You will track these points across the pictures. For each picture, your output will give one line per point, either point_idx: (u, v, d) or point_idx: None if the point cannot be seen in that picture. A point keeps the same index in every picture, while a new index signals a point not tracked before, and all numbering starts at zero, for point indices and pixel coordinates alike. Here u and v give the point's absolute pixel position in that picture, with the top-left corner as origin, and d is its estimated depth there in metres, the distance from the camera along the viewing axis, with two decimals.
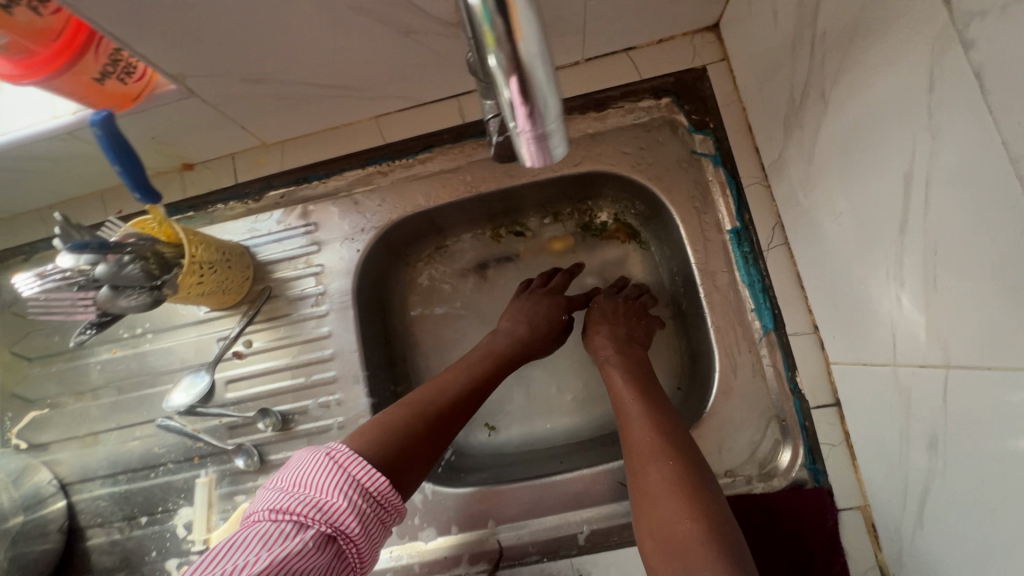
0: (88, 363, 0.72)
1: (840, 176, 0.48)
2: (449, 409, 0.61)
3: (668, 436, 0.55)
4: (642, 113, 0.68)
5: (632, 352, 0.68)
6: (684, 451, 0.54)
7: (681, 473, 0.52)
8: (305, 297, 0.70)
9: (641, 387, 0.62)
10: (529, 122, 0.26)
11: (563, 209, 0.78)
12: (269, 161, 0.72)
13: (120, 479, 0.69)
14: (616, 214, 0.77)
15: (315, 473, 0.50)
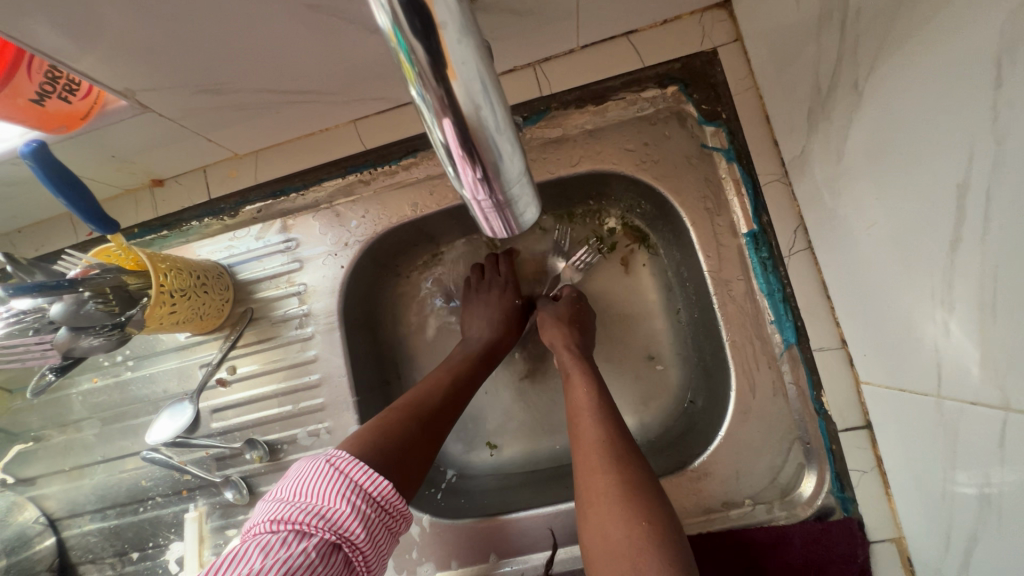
0: (69, 393, 0.69)
1: (876, 179, 0.42)
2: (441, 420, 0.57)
3: (621, 440, 0.52)
4: (645, 104, 0.61)
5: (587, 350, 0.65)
6: (637, 457, 0.51)
7: (631, 475, 0.49)
8: (289, 319, 0.65)
9: (595, 386, 0.59)
10: (471, 169, 0.25)
11: (577, 209, 0.72)
12: (242, 174, 0.66)
13: (108, 514, 0.66)
14: (623, 217, 0.71)
15: (315, 479, 0.46)
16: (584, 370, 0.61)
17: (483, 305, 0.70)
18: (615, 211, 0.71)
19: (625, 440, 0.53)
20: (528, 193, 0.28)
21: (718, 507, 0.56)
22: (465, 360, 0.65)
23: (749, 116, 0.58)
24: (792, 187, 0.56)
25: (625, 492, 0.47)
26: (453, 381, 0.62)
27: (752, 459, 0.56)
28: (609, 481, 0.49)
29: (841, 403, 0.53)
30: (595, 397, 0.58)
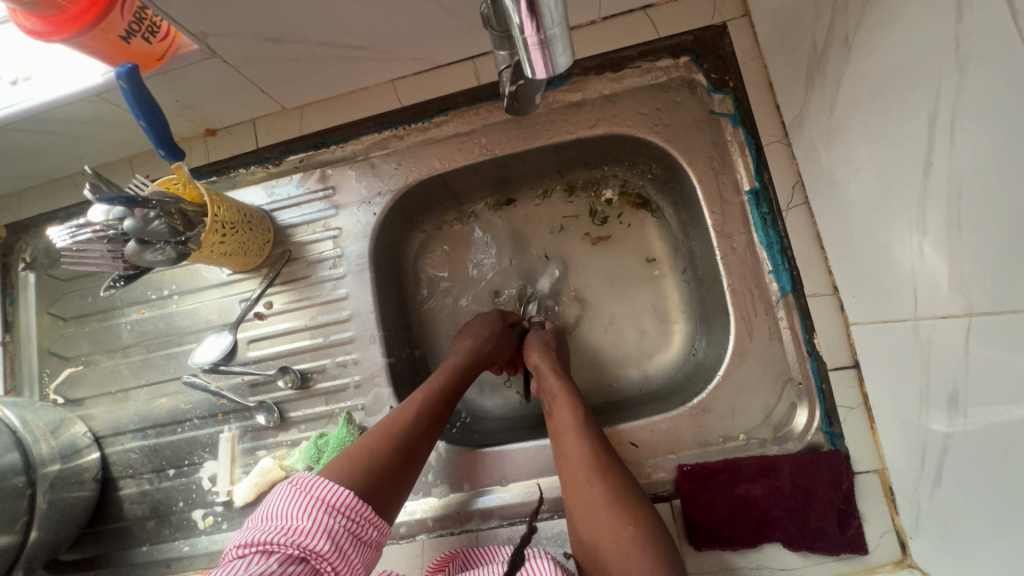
0: (119, 323, 0.75)
1: (866, 125, 0.47)
2: (418, 443, 0.59)
3: (602, 455, 0.56)
4: (659, 72, 0.67)
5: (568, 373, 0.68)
6: (618, 470, 0.55)
7: (617, 485, 0.53)
8: (323, 260, 0.71)
9: (577, 405, 0.62)
10: (533, 25, 0.33)
11: (578, 179, 0.78)
12: (288, 127, 0.72)
13: (149, 434, 0.72)
14: (622, 185, 0.77)
15: (283, 500, 0.49)
16: (567, 389, 0.64)
17: (463, 331, 0.73)
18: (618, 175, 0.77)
19: (607, 454, 0.57)
20: (567, 43, 0.35)
21: (715, 440, 0.60)
22: (447, 380, 0.65)
23: (754, 83, 0.63)
24: (792, 148, 0.60)
25: (611, 502, 0.52)
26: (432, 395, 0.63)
27: (747, 398, 0.61)
28: (599, 491, 0.53)
29: (832, 345, 0.58)
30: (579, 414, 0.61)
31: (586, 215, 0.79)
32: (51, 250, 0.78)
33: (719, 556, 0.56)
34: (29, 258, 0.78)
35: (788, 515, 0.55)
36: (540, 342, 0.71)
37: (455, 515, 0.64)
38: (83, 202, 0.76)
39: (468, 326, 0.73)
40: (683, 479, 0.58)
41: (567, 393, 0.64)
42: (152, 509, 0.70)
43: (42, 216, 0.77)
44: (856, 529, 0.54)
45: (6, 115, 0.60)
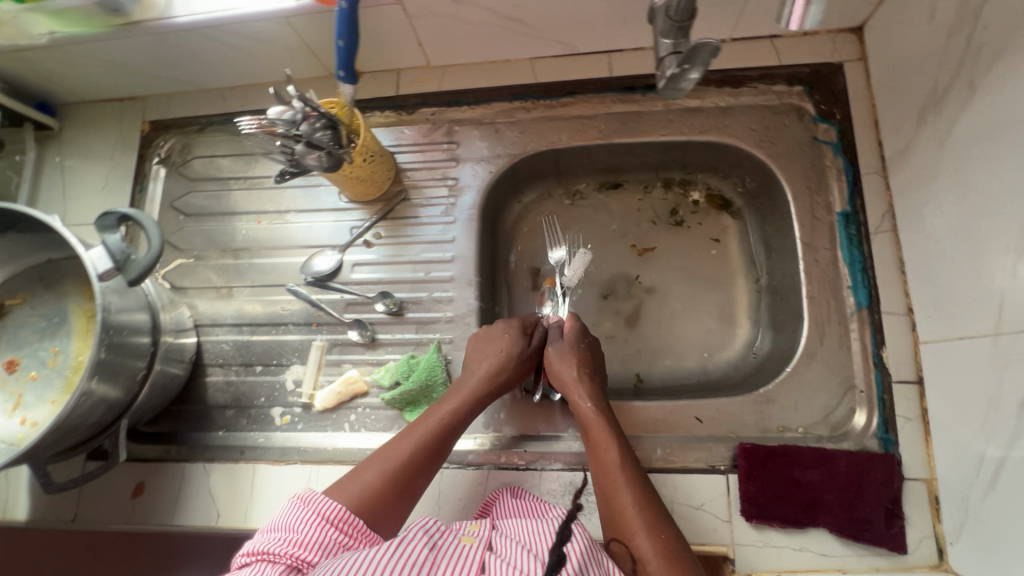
0: (236, 226, 0.81)
1: (956, 165, 0.56)
2: (421, 465, 0.59)
3: (643, 501, 0.56)
4: (774, 95, 0.74)
5: (600, 392, 0.66)
6: (659, 513, 0.56)
7: (663, 537, 0.53)
8: (435, 204, 0.78)
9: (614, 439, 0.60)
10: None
11: (674, 177, 0.85)
12: (428, 81, 0.80)
13: (244, 330, 0.77)
14: (709, 189, 0.85)
15: (284, 513, 0.53)
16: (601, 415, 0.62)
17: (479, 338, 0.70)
18: (701, 182, 0.85)
19: (646, 496, 0.56)
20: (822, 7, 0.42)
21: (774, 429, 0.65)
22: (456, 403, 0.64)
23: (859, 119, 0.70)
24: (888, 180, 0.67)
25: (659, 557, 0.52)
26: (433, 425, 0.62)
27: (809, 397, 0.66)
28: (644, 543, 0.53)
29: (899, 358, 0.63)
30: (618, 448, 0.60)
31: (663, 218, 0.86)
32: (184, 151, 0.85)
33: (767, 530, 0.60)
34: (163, 154, 0.85)
35: (838, 502, 0.59)
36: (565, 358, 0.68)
37: (520, 452, 0.69)
38: (227, 115, 0.84)
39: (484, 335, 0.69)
40: (745, 455, 0.62)
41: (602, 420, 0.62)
42: (234, 399, 0.75)
43: (185, 120, 0.85)
44: (900, 528, 0.58)
45: (203, 19, 0.68)
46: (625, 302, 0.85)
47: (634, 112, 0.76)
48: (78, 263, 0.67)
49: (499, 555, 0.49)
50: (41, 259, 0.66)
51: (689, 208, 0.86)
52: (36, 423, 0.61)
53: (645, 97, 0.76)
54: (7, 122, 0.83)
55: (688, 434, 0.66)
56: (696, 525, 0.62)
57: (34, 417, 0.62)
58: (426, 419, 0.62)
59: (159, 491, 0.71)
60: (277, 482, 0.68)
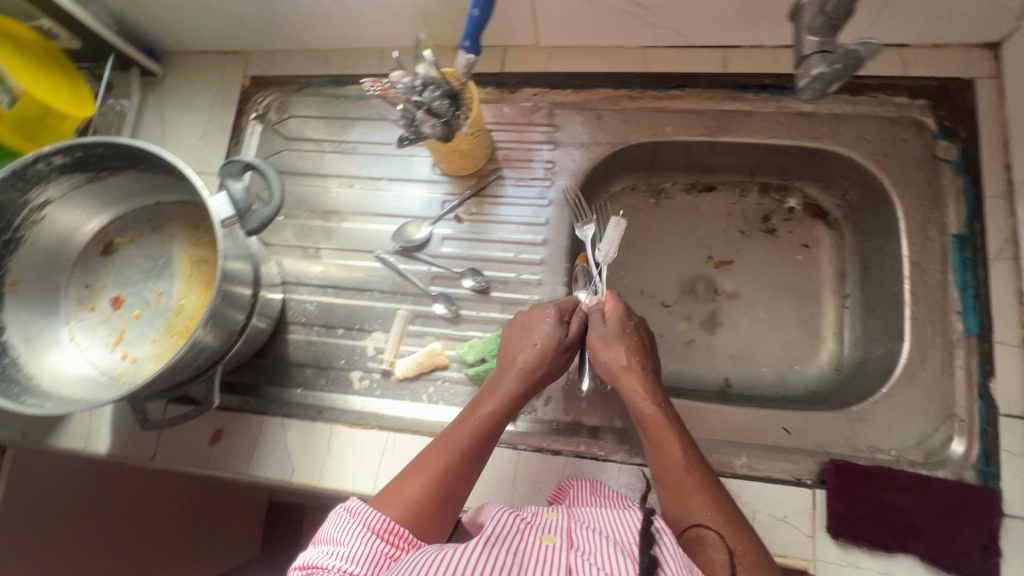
0: (328, 188, 0.82)
1: None
2: (461, 467, 0.57)
3: (713, 506, 0.52)
4: (893, 107, 0.72)
5: (656, 380, 0.61)
6: (735, 516, 0.52)
7: (739, 546, 0.50)
8: (530, 185, 0.77)
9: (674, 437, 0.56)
10: None
11: (770, 184, 0.83)
12: (535, 60, 0.79)
13: (328, 291, 0.78)
14: (809, 197, 0.82)
15: (333, 524, 0.53)
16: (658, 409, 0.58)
17: (517, 330, 0.65)
18: (799, 190, 0.82)
19: (718, 500, 0.53)
20: None
21: (865, 449, 0.64)
22: (497, 407, 0.61)
23: (987, 141, 0.68)
24: (1013, 206, 0.65)
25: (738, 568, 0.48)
26: (475, 433, 0.59)
27: (905, 421, 0.64)
28: (723, 549, 0.50)
29: (1009, 390, 0.61)
30: (682, 446, 0.56)
31: (755, 226, 0.83)
32: (282, 109, 0.85)
33: (853, 551, 0.59)
34: (261, 110, 0.85)
35: (933, 530, 0.58)
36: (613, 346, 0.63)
37: (601, 443, 0.67)
38: (328, 77, 0.85)
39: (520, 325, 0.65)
40: (835, 472, 0.61)
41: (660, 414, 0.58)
42: (314, 358, 0.76)
43: (284, 78, 0.86)
44: (996, 565, 0.56)
45: None
46: (705, 303, 0.82)
47: (744, 111, 0.75)
48: (184, 208, 0.68)
49: (579, 550, 0.47)
50: (149, 200, 0.67)
51: (784, 215, 0.83)
52: (135, 358, 0.63)
53: (758, 96, 0.74)
54: (116, 65, 0.84)
55: (775, 444, 0.65)
56: (778, 536, 0.61)
57: (135, 353, 0.63)
58: (465, 426, 0.59)
59: (236, 440, 0.72)
60: (356, 444, 0.69)
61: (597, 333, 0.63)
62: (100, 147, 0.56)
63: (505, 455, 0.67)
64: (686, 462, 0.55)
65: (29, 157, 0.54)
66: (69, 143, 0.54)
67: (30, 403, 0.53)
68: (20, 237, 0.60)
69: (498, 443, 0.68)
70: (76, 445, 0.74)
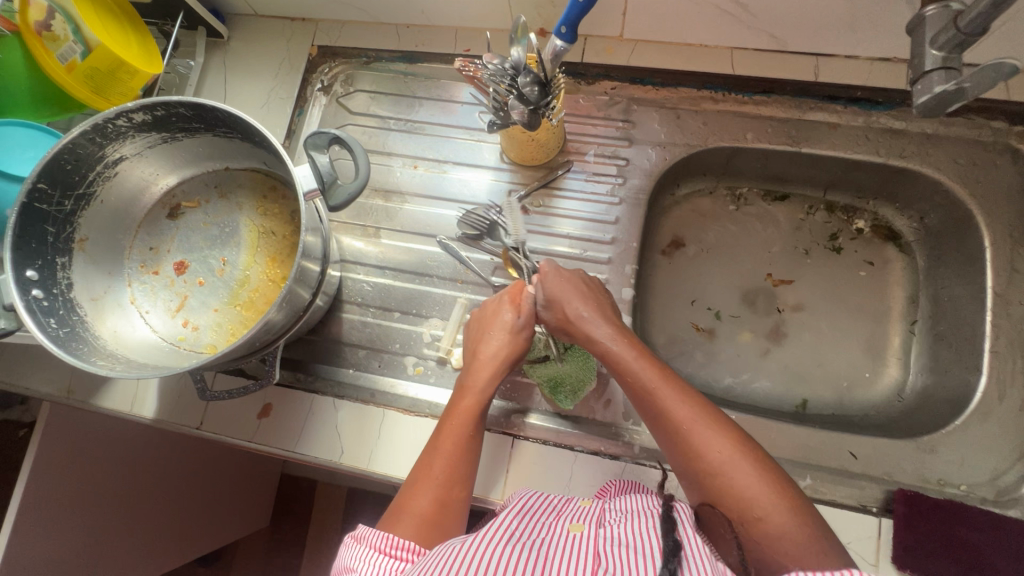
0: (392, 167, 0.80)
1: None
2: (450, 459, 0.57)
3: (698, 425, 0.51)
4: (989, 132, 0.69)
5: (610, 314, 0.62)
6: (714, 422, 0.51)
7: (730, 454, 0.49)
8: (600, 181, 0.75)
9: (643, 364, 0.56)
10: None
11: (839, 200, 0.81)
12: (617, 55, 0.76)
13: (386, 273, 0.76)
14: (876, 218, 0.80)
15: (345, 554, 0.50)
16: (618, 344, 0.58)
17: (479, 328, 0.65)
18: (869, 210, 0.80)
19: (697, 411, 0.52)
20: None
21: (934, 481, 0.62)
22: (476, 399, 0.61)
23: None
24: None
25: (736, 477, 0.47)
26: (461, 428, 0.59)
27: (978, 456, 0.62)
28: (718, 459, 0.49)
29: None
30: (651, 375, 0.55)
31: (821, 242, 0.81)
32: (348, 82, 0.83)
33: None
34: (326, 82, 0.84)
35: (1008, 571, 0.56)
36: (563, 301, 0.63)
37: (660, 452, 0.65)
38: (399, 53, 0.83)
39: (474, 324, 0.66)
40: (904, 502, 0.60)
41: (621, 348, 0.58)
42: (368, 340, 0.74)
43: (353, 50, 0.83)
44: None
45: None
46: (766, 317, 0.80)
47: (831, 123, 0.72)
48: (254, 176, 0.66)
49: (611, 539, 0.46)
50: (219, 166, 0.65)
51: (851, 236, 0.81)
52: (197, 326, 0.62)
53: (846, 109, 0.72)
54: (184, 23, 0.82)
55: (841, 467, 0.64)
56: None
57: (196, 321, 0.62)
58: (449, 427, 0.59)
59: (285, 416, 0.71)
60: (408, 431, 0.68)
61: (542, 301, 0.63)
62: (182, 106, 0.54)
63: (562, 454, 0.65)
64: (658, 377, 0.55)
65: (112, 112, 0.52)
66: (153, 99, 0.52)
67: (101, 365, 0.51)
68: (92, 193, 0.58)
69: (555, 444, 0.66)
70: (121, 407, 0.73)
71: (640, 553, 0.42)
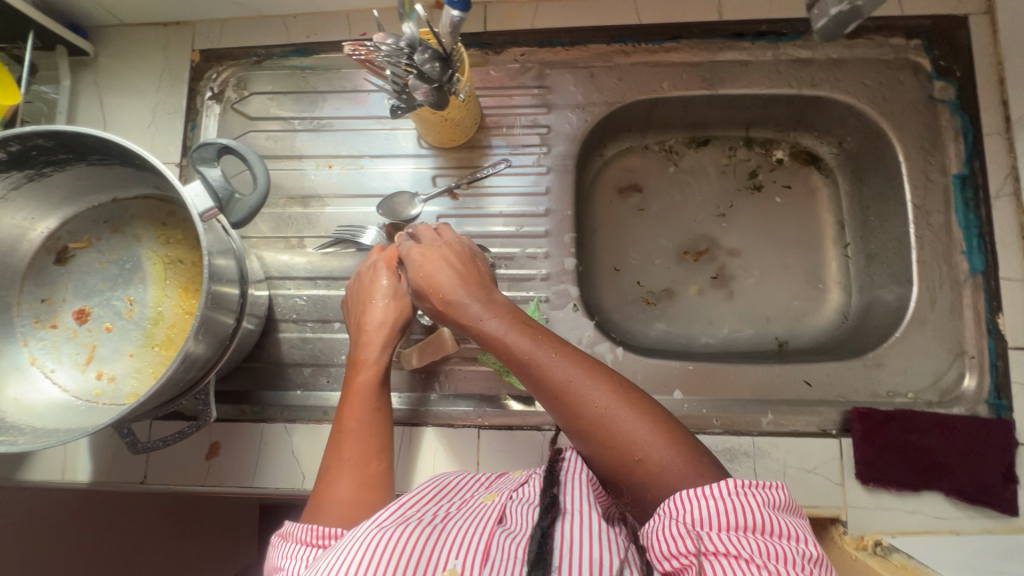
0: (304, 171, 0.75)
1: None
2: (357, 441, 0.55)
3: (580, 372, 0.50)
4: (889, 49, 0.71)
5: (485, 272, 0.59)
6: (594, 366, 0.51)
7: (612, 396, 0.48)
8: (524, 153, 0.73)
9: (520, 322, 0.53)
10: None
11: (762, 134, 0.81)
12: (520, 17, 0.73)
13: (318, 284, 0.72)
14: (793, 145, 0.81)
15: (274, 554, 0.50)
16: (496, 304, 0.55)
17: (361, 300, 0.62)
18: (789, 140, 0.81)
19: (575, 359, 0.51)
20: None
21: (883, 394, 0.65)
22: (374, 372, 0.59)
23: (983, 77, 0.67)
24: (1012, 142, 0.65)
25: (620, 416, 0.48)
26: (364, 404, 0.57)
27: (920, 363, 0.65)
28: (603, 403, 0.48)
29: (1017, 326, 0.63)
30: (527, 331, 0.52)
31: (741, 181, 0.82)
32: (240, 86, 0.77)
33: (881, 493, 0.60)
34: (217, 89, 0.77)
35: (957, 465, 0.60)
36: (437, 264, 0.58)
37: None
38: (291, 47, 0.76)
39: (357, 301, 0.62)
40: (860, 420, 0.61)
41: (498, 309, 0.55)
42: (311, 356, 0.70)
43: (240, 50, 0.77)
44: (1014, 492, 0.59)
45: None
46: (709, 263, 0.81)
47: (742, 60, 0.72)
48: (146, 203, 0.60)
49: (515, 497, 0.48)
50: (104, 198, 0.59)
51: (768, 169, 0.82)
52: (113, 377, 0.56)
53: (754, 45, 0.72)
54: (38, 44, 0.73)
55: (798, 397, 0.65)
56: (811, 488, 0.61)
57: (111, 371, 0.57)
58: (351, 407, 0.57)
59: (236, 452, 0.67)
60: None
61: (414, 273, 0.59)
62: (40, 137, 0.47)
63: (530, 437, 0.64)
64: (530, 341, 0.51)
65: None
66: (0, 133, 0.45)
67: (1, 441, 0.46)
68: None
69: (520, 427, 0.65)
70: (51, 478, 0.67)
71: (534, 507, 0.46)
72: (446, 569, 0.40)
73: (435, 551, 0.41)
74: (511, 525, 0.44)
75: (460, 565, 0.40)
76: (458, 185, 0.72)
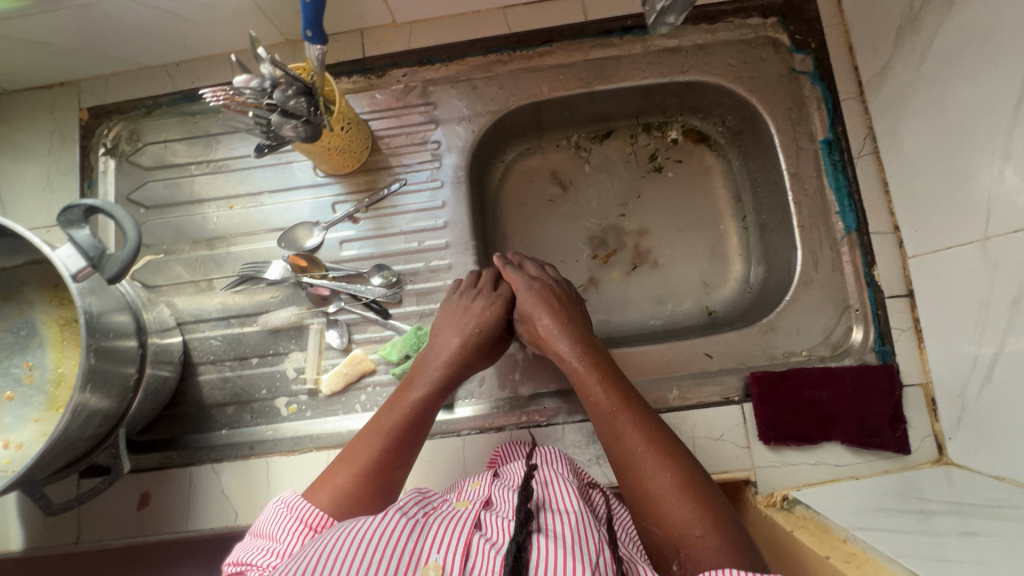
0: (206, 214, 0.76)
1: (937, 84, 0.58)
2: (388, 448, 0.55)
3: (659, 440, 0.51)
4: (749, 29, 0.74)
5: (587, 334, 0.62)
6: (674, 445, 0.51)
7: (681, 473, 0.48)
8: (417, 170, 0.75)
9: (620, 378, 0.57)
10: None
11: (653, 120, 0.84)
12: (396, 39, 0.76)
13: (232, 322, 0.73)
14: (684, 125, 0.84)
15: (272, 518, 0.49)
16: (594, 359, 0.58)
17: (446, 316, 0.65)
18: (679, 122, 0.84)
19: (655, 430, 0.52)
20: None
21: (780, 355, 0.68)
22: (424, 391, 0.59)
23: (834, 46, 0.72)
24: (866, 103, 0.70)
25: (679, 493, 0.47)
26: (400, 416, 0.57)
27: (810, 322, 0.68)
28: (666, 474, 0.48)
29: (890, 275, 0.66)
30: (621, 387, 0.55)
31: (643, 163, 0.85)
32: (133, 138, 0.78)
33: (785, 451, 0.63)
34: (110, 144, 0.77)
35: (849, 414, 0.63)
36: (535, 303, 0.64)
37: (541, 409, 0.68)
38: (178, 94, 0.78)
39: (447, 312, 0.66)
40: (756, 383, 0.64)
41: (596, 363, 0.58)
42: (232, 395, 0.71)
43: (127, 103, 0.78)
44: (903, 432, 0.62)
45: None
46: (617, 251, 0.83)
47: (614, 56, 0.75)
48: (35, 267, 0.61)
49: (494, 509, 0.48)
50: None
51: (667, 147, 0.85)
52: (20, 444, 0.56)
53: (623, 40, 0.75)
54: None
55: (700, 370, 0.68)
56: (719, 455, 0.64)
57: (18, 439, 0.57)
58: (391, 407, 0.58)
59: (166, 499, 0.67)
60: (294, 470, 0.66)
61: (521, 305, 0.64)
62: None
63: (449, 443, 0.65)
64: (620, 395, 0.54)
65: None
66: None
67: None
68: None
69: (440, 434, 0.67)
70: None
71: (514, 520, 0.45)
72: (428, 563, 0.40)
73: (416, 547, 0.41)
74: (491, 533, 0.44)
75: (442, 559, 0.40)
76: (358, 210, 0.74)
